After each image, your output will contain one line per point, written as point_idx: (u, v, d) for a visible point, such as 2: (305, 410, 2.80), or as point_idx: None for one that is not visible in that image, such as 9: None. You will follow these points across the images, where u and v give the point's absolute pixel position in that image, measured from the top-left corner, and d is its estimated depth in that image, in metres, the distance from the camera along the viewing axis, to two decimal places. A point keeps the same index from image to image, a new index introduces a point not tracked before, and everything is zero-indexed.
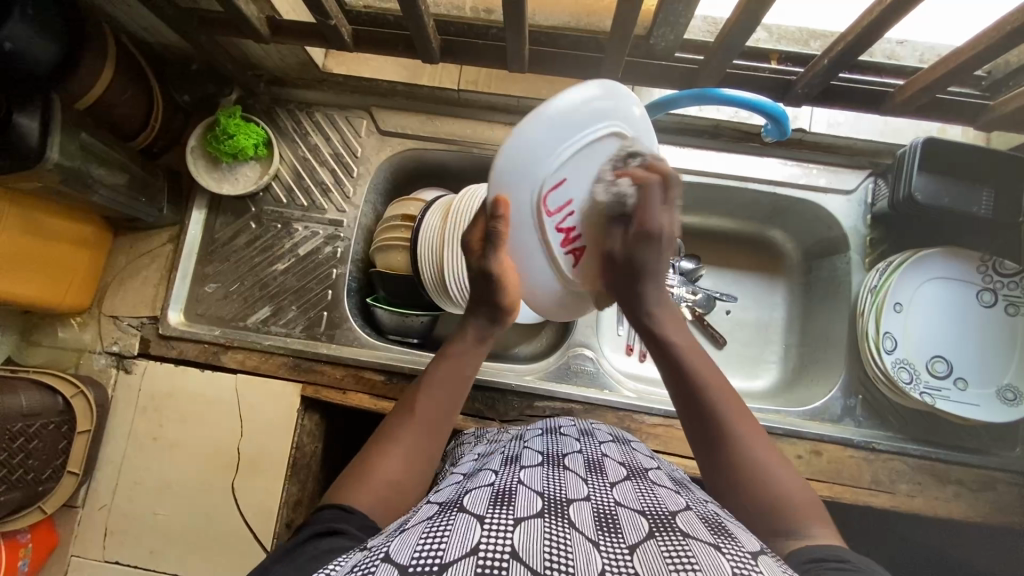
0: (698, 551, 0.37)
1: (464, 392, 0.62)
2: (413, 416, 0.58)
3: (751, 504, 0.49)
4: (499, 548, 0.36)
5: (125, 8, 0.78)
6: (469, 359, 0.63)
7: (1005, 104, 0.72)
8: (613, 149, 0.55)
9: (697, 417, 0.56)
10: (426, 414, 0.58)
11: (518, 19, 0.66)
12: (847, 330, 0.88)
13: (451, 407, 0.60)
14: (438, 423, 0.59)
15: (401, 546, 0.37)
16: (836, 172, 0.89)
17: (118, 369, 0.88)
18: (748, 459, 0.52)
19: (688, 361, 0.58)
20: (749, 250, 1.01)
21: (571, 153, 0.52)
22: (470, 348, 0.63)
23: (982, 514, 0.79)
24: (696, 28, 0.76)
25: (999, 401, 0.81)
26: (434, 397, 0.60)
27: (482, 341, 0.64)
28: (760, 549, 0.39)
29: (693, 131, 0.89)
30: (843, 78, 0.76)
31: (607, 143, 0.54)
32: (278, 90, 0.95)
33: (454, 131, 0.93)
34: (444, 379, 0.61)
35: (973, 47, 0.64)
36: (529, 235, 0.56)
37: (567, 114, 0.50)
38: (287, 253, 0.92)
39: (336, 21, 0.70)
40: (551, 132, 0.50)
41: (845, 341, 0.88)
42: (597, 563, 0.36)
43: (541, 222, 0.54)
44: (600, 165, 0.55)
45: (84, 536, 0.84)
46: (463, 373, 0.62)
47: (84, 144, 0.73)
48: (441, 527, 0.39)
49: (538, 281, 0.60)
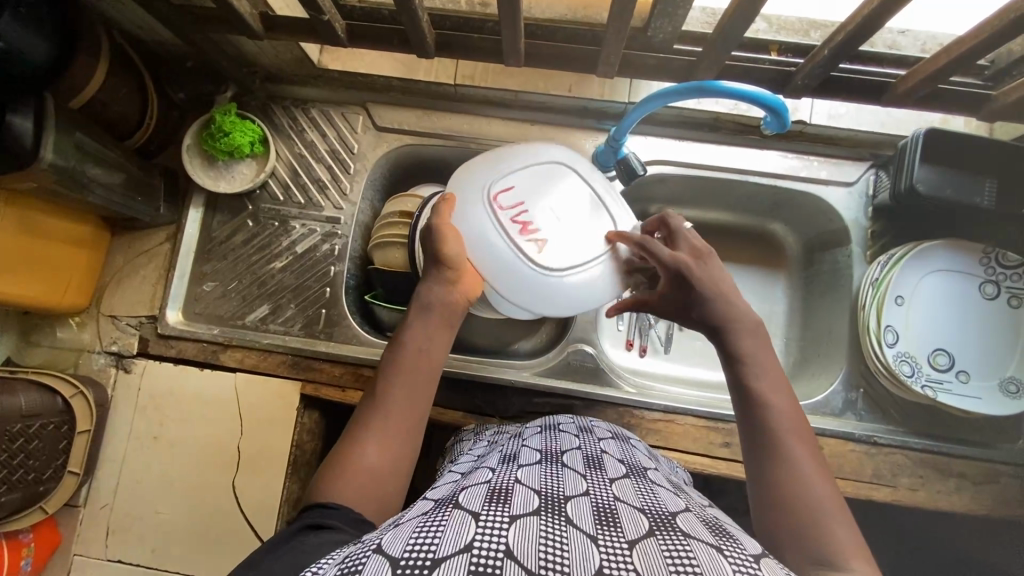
0: (700, 553, 0.37)
1: (435, 367, 0.60)
2: (383, 400, 0.57)
3: (801, 532, 0.47)
4: (494, 546, 0.36)
5: (117, 6, 0.77)
6: (431, 335, 0.61)
7: (1009, 94, 0.71)
8: (555, 174, 0.73)
9: (763, 439, 0.53)
10: (394, 397, 0.57)
11: (512, 12, 0.65)
12: (848, 324, 0.88)
13: (421, 387, 0.58)
14: (411, 404, 0.57)
15: (393, 539, 0.37)
16: (837, 164, 0.88)
17: (118, 369, 0.88)
18: (812, 494, 0.49)
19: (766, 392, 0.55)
20: (749, 243, 1.00)
21: (518, 171, 0.72)
22: (431, 323, 0.61)
23: (984, 507, 0.79)
24: (696, 20, 0.75)
25: (1001, 393, 0.80)
26: (401, 379, 0.58)
27: (442, 315, 0.62)
28: (763, 552, 0.39)
29: (692, 124, 0.88)
30: (843, 68, 0.75)
31: (546, 171, 0.73)
32: (274, 86, 0.94)
33: (451, 126, 0.92)
34: (410, 360, 0.59)
35: (976, 35, 0.63)
36: (486, 223, 0.68)
37: (509, 152, 0.74)
38: (285, 251, 0.92)
39: (329, 17, 0.70)
40: (499, 159, 0.73)
41: (847, 334, 0.88)
42: (595, 558, 0.36)
43: (495, 213, 0.69)
44: (546, 183, 0.73)
45: (85, 535, 0.84)
46: (428, 351, 0.60)
47: (79, 143, 0.72)
48: (435, 522, 0.38)
49: (498, 262, 0.68)
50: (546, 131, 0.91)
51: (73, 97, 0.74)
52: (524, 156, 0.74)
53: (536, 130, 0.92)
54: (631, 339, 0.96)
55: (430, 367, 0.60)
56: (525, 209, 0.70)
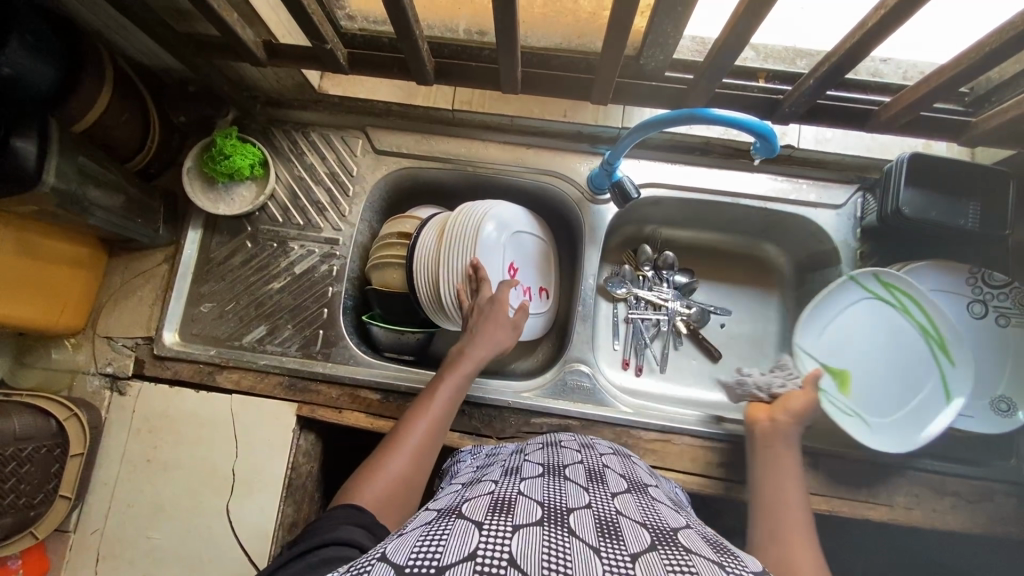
0: (703, 570, 0.37)
1: (453, 410, 0.70)
2: (412, 429, 0.65)
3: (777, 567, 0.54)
4: (497, 554, 0.36)
5: (123, 32, 0.79)
6: (453, 386, 0.71)
7: (987, 121, 0.74)
8: (885, 317, 0.86)
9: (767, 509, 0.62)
10: (418, 426, 0.65)
11: (510, 44, 0.67)
12: (878, 354, 0.86)
13: (441, 424, 0.67)
14: (434, 433, 0.66)
15: (397, 548, 0.37)
16: (825, 187, 0.90)
17: (112, 391, 0.88)
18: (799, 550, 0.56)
19: (775, 463, 0.69)
20: (742, 264, 1.03)
21: (867, 313, 0.86)
22: (455, 375, 0.72)
23: (979, 525, 0.80)
24: (683, 49, 0.77)
25: (993, 412, 0.81)
26: (429, 416, 0.66)
27: (466, 369, 0.73)
28: (764, 572, 0.40)
29: (684, 149, 0.91)
30: (833, 95, 0.78)
31: (885, 316, 0.86)
32: (275, 111, 0.96)
33: (449, 149, 0.94)
34: (446, 398, 0.69)
35: (952, 67, 0.66)
36: (822, 353, 0.87)
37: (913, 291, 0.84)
38: (283, 272, 0.92)
39: (332, 45, 0.72)
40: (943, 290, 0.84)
41: (919, 373, 0.84)
42: (598, 567, 0.36)
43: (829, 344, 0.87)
44: (852, 322, 0.87)
45: (74, 562, 0.82)
46: (450, 398, 0.70)
47: (81, 167, 0.73)
48: (438, 532, 0.39)
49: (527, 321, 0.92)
50: (542, 154, 0.93)
51: (73, 124, 0.75)
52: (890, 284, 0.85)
53: (532, 153, 0.94)
54: (628, 358, 0.97)
55: (448, 411, 0.69)
56: (828, 332, 0.87)
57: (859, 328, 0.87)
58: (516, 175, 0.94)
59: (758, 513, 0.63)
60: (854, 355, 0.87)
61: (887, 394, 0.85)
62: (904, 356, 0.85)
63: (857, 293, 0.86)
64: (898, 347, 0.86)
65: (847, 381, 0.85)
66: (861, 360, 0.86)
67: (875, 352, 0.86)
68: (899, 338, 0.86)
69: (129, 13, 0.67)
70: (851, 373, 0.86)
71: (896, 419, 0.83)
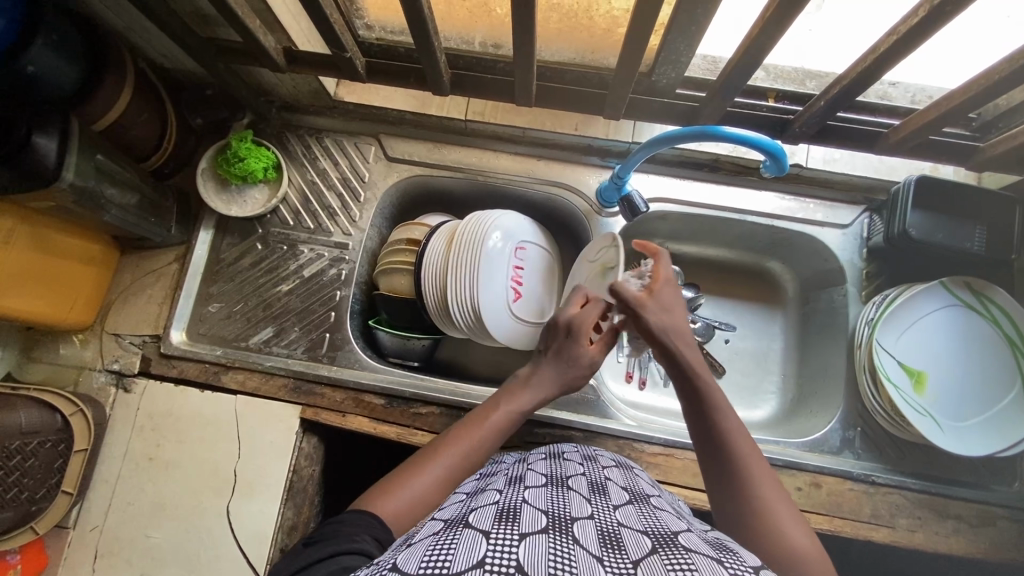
0: (703, 566, 0.38)
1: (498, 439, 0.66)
2: (451, 448, 0.61)
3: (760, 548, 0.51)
4: (505, 561, 0.36)
5: (145, 35, 0.80)
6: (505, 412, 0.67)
7: (995, 146, 0.75)
8: (958, 321, 0.84)
9: (728, 479, 0.56)
10: (461, 448, 0.62)
11: (526, 59, 0.69)
12: (950, 362, 0.84)
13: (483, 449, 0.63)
14: (472, 459, 0.62)
15: (407, 558, 0.37)
16: (832, 207, 0.91)
17: (118, 388, 0.88)
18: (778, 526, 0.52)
19: (709, 424, 0.59)
20: (747, 280, 1.03)
21: (939, 316, 0.84)
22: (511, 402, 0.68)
23: (982, 550, 0.79)
24: (696, 67, 0.79)
25: (1001, 428, 0.81)
26: (473, 439, 0.63)
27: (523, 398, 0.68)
28: (761, 565, 0.41)
29: (693, 165, 0.92)
30: (840, 117, 0.79)
31: (959, 321, 0.84)
32: (290, 116, 0.98)
33: (460, 158, 0.95)
34: (495, 424, 0.65)
35: (962, 93, 0.66)
36: (894, 354, 0.84)
37: (985, 296, 0.83)
38: (292, 274, 0.93)
39: (351, 54, 0.73)
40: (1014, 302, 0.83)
41: (987, 385, 0.82)
42: (601, 573, 0.37)
43: (898, 343, 0.84)
44: (926, 327, 0.84)
45: (72, 559, 0.82)
46: (500, 424, 0.66)
47: (99, 165, 0.74)
48: (446, 542, 0.39)
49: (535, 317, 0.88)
50: (552, 166, 0.94)
51: (92, 122, 0.76)
52: (964, 289, 0.83)
53: (543, 165, 0.95)
54: (631, 372, 0.97)
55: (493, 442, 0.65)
56: (901, 332, 0.84)
57: (928, 330, 0.84)
58: (526, 186, 0.95)
59: (717, 491, 0.57)
60: (922, 359, 0.84)
61: (957, 400, 0.82)
62: (973, 362, 0.84)
63: (937, 301, 0.84)
64: (965, 353, 0.84)
65: (921, 380, 0.83)
66: (930, 362, 0.84)
67: (944, 355, 0.84)
68: (969, 343, 0.84)
69: (155, 19, 0.69)
70: (920, 376, 0.83)
71: (970, 426, 0.81)
